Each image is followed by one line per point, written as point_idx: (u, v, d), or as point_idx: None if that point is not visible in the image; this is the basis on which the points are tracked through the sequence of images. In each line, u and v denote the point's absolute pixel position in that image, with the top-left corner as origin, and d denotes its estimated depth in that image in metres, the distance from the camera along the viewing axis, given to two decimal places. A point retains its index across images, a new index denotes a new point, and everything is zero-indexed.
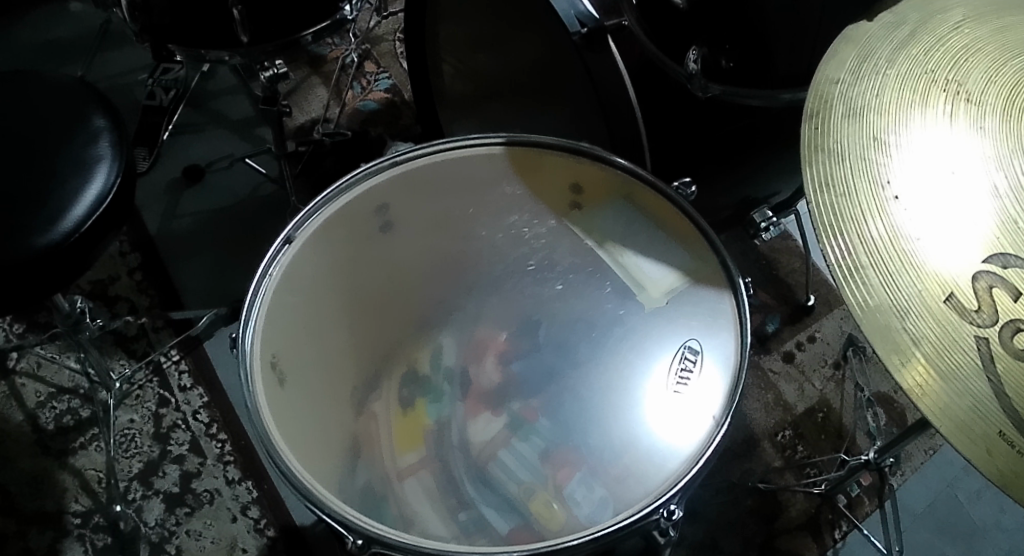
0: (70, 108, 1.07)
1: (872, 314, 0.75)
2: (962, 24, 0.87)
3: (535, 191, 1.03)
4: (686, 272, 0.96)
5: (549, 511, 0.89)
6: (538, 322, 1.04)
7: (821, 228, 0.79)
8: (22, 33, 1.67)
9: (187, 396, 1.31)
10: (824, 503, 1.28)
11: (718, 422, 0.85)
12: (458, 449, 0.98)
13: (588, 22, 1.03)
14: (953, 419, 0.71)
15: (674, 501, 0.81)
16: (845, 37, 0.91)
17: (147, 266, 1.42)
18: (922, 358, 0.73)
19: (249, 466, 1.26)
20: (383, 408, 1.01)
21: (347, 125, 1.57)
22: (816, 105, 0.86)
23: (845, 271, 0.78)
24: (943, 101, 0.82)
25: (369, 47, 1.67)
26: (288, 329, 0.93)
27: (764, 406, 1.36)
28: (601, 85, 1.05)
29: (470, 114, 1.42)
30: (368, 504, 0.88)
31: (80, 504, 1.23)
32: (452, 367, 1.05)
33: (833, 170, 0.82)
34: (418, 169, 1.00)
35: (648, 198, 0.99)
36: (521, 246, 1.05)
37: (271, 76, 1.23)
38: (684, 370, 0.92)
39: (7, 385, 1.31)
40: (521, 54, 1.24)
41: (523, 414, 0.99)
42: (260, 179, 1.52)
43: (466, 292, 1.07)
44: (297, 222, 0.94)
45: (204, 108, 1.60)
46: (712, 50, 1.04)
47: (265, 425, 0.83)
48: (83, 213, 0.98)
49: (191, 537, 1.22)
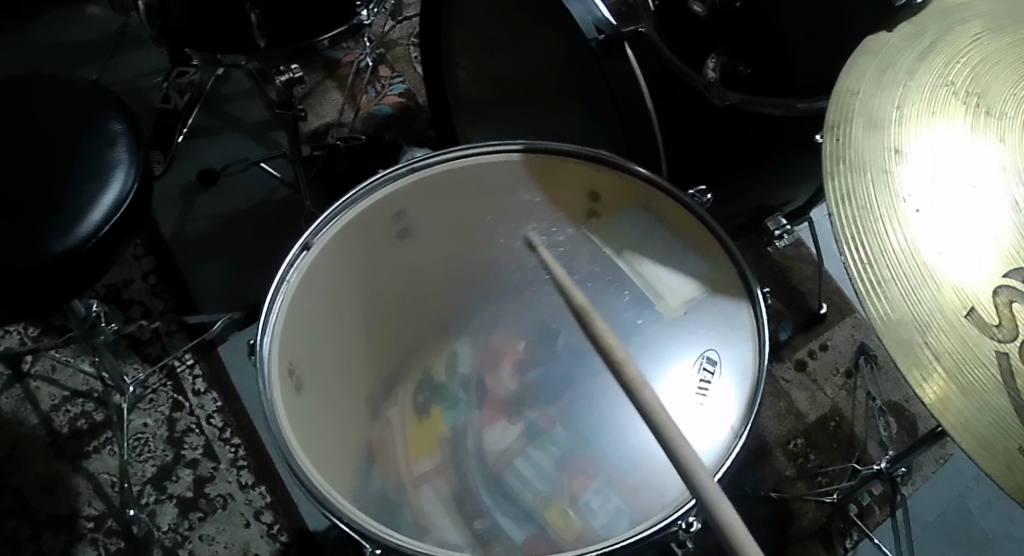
0: (89, 112, 1.07)
1: (893, 328, 0.75)
2: (981, 35, 0.88)
3: (552, 199, 1.03)
4: (703, 281, 0.97)
5: (565, 521, 0.89)
6: (557, 331, 1.04)
7: (843, 238, 0.79)
8: (39, 35, 1.68)
9: (201, 401, 1.31)
10: (835, 512, 1.28)
11: (736, 433, 0.85)
12: (475, 458, 0.97)
13: (606, 28, 1.02)
14: (974, 434, 0.71)
15: (692, 513, 0.81)
16: (863, 48, 0.90)
17: (161, 269, 1.42)
18: (942, 372, 0.73)
19: (263, 470, 1.26)
20: (399, 415, 1.01)
21: (362, 128, 1.57)
22: (838, 116, 0.85)
23: (866, 283, 0.77)
24: (963, 114, 0.83)
25: (383, 50, 1.67)
26: (305, 335, 0.93)
27: (776, 415, 1.36)
28: (619, 92, 1.04)
29: (484, 118, 1.42)
30: (383, 511, 0.88)
31: (93, 507, 1.23)
32: (468, 375, 1.03)
33: (855, 182, 0.81)
34: (437, 174, 1.00)
35: (664, 205, 0.99)
36: (539, 254, 1.03)
37: (288, 80, 1.22)
38: (703, 381, 0.92)
39: (22, 388, 1.31)
40: (538, 60, 1.24)
41: (540, 422, 0.98)
42: (275, 182, 1.51)
43: (484, 299, 1.05)
44: (315, 228, 0.95)
45: (218, 110, 1.60)
46: (731, 57, 1.04)
47: (282, 432, 0.83)
48: (102, 218, 0.99)
49: (204, 542, 1.22)
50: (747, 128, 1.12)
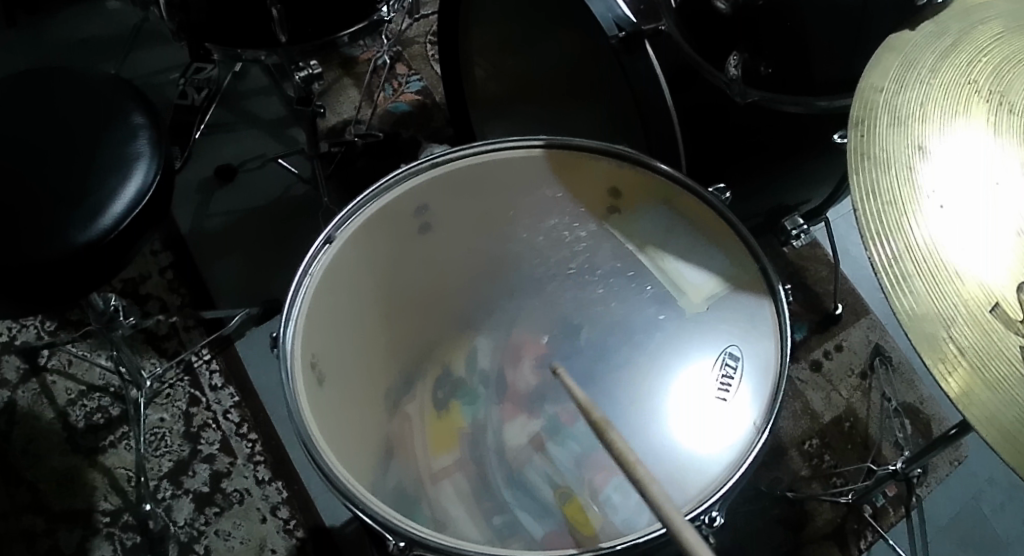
0: (111, 104, 1.07)
1: (918, 322, 0.74)
2: (1003, 34, 0.88)
3: (574, 192, 1.03)
4: (726, 278, 0.96)
5: (587, 516, 0.88)
6: (578, 326, 1.03)
7: (868, 234, 0.78)
8: (54, 32, 1.68)
9: (218, 396, 1.31)
10: (850, 512, 1.27)
11: (758, 429, 0.85)
12: (494, 452, 0.97)
13: (627, 25, 1.02)
14: (1002, 428, 0.70)
15: (715, 508, 0.81)
16: (888, 45, 0.90)
17: (178, 264, 1.42)
18: (966, 365, 0.72)
19: (281, 466, 1.26)
20: (417, 408, 1.00)
21: (379, 126, 1.57)
22: (861, 112, 0.85)
23: (892, 278, 0.76)
24: (985, 112, 0.83)
25: (401, 48, 1.67)
26: (326, 329, 0.92)
27: (792, 415, 1.36)
28: (640, 88, 1.04)
29: (502, 116, 1.43)
30: (403, 505, 0.88)
31: (109, 502, 1.23)
32: (488, 371, 1.04)
33: (879, 177, 0.81)
34: (459, 170, 1.00)
35: (688, 203, 0.99)
36: (562, 249, 1.04)
37: (306, 76, 1.23)
38: (725, 377, 0.91)
39: (38, 382, 1.31)
40: (556, 58, 1.24)
41: (561, 417, 0.99)
42: (293, 179, 1.51)
43: (507, 294, 1.06)
44: (338, 222, 0.94)
45: (236, 107, 1.60)
46: (753, 55, 1.03)
47: (306, 424, 0.83)
48: (124, 209, 0.99)
49: (220, 537, 1.22)
50: (767, 127, 1.11)
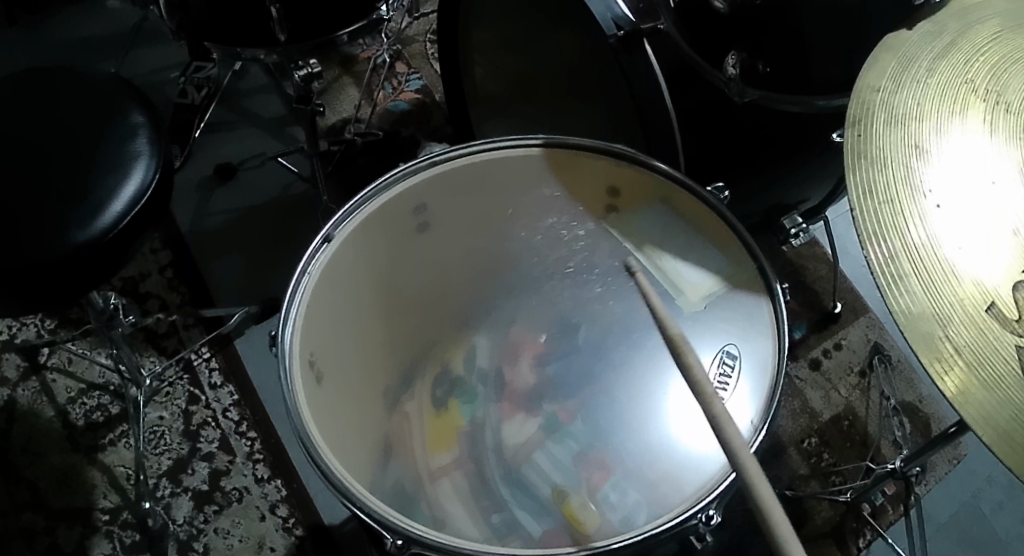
0: (110, 103, 1.08)
1: (914, 322, 0.74)
2: (1001, 33, 0.88)
3: (572, 192, 1.03)
4: (723, 277, 0.97)
5: (585, 514, 0.88)
6: (577, 325, 1.04)
7: (865, 234, 0.78)
8: (55, 31, 1.69)
9: (217, 394, 1.31)
10: (848, 511, 1.28)
11: (755, 428, 0.84)
12: (492, 450, 0.98)
13: (625, 24, 1.03)
14: (997, 427, 0.70)
15: (712, 507, 0.81)
16: (885, 45, 0.90)
17: (177, 263, 1.42)
18: (962, 365, 0.72)
19: (280, 465, 1.26)
20: (417, 407, 1.01)
21: (378, 125, 1.57)
22: (859, 112, 0.85)
23: (888, 278, 0.76)
24: (982, 112, 0.83)
25: (401, 47, 1.67)
26: (325, 327, 0.93)
27: (791, 414, 1.36)
28: (638, 87, 1.04)
29: (501, 115, 1.43)
30: (403, 503, 0.88)
31: (109, 500, 1.23)
32: (487, 369, 1.04)
33: (876, 177, 0.81)
34: (457, 169, 0.99)
35: (686, 201, 0.98)
36: (560, 248, 1.04)
37: (305, 76, 1.24)
38: (723, 375, 0.91)
39: (38, 380, 1.32)
40: (555, 57, 1.25)
41: (558, 416, 0.99)
42: (293, 178, 1.52)
43: (506, 292, 1.06)
44: (337, 221, 0.94)
45: (236, 106, 1.60)
46: (752, 54, 1.03)
47: (305, 424, 0.83)
48: (123, 207, 0.99)
49: (219, 535, 1.22)
50: (765, 127, 1.11)
